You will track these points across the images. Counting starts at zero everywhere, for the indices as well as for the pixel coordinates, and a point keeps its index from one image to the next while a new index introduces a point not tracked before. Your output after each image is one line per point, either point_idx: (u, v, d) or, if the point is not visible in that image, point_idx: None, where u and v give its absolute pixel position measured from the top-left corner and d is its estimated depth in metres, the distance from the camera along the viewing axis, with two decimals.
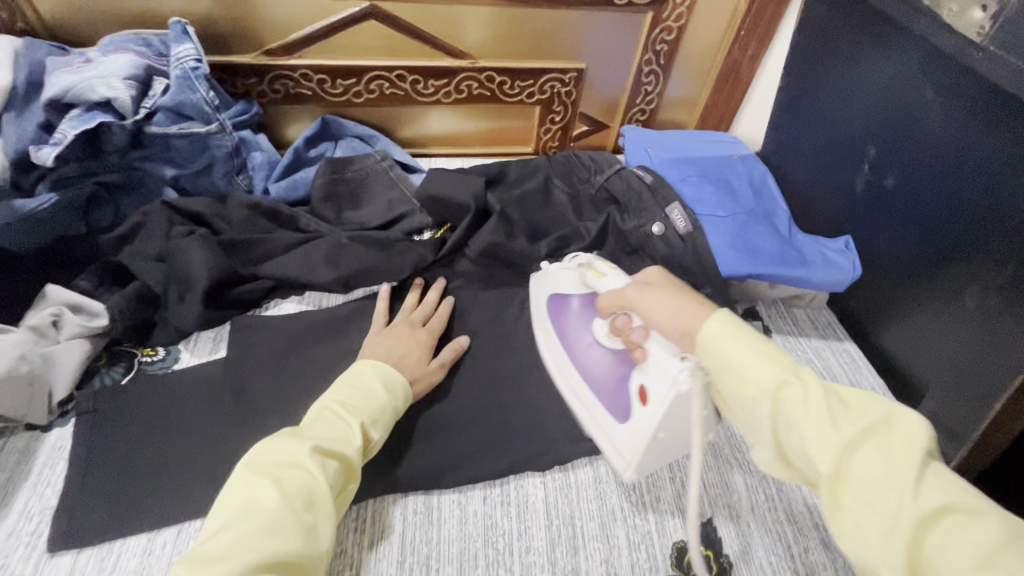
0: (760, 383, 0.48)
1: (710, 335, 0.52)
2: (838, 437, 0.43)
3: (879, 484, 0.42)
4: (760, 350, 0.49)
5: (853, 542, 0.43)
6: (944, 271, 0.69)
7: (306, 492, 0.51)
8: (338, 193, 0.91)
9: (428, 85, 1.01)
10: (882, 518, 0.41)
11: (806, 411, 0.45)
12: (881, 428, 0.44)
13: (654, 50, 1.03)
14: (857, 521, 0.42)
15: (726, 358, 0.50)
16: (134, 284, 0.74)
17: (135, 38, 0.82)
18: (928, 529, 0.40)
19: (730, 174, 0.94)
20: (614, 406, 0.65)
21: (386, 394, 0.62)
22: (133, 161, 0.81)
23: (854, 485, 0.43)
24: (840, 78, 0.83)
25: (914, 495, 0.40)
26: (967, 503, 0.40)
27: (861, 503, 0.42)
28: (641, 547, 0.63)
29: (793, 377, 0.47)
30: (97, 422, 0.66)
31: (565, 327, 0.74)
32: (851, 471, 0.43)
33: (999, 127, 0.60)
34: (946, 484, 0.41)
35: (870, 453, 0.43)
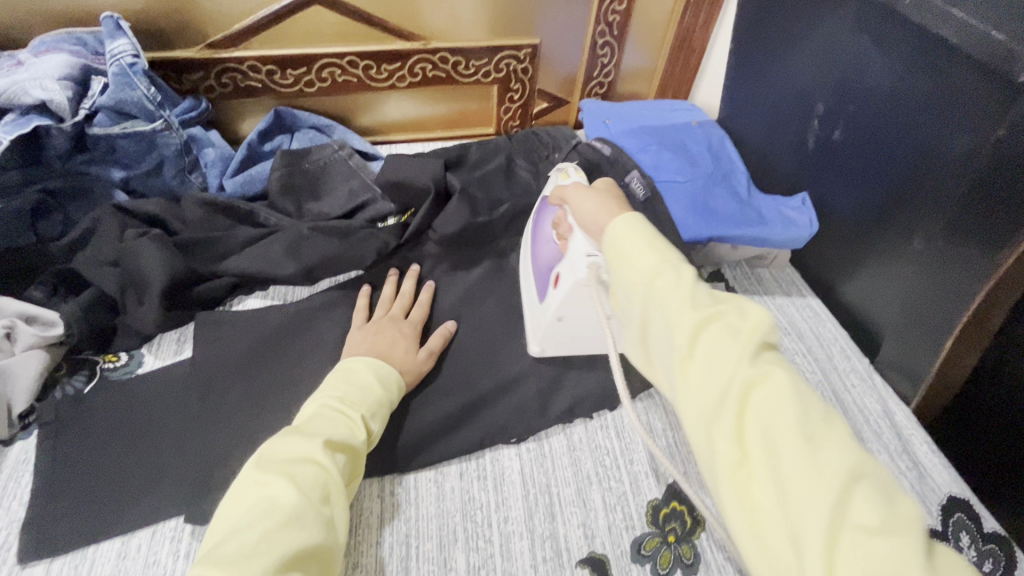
0: (639, 268, 0.48)
1: (615, 233, 0.52)
2: (696, 314, 0.45)
3: (722, 361, 0.43)
4: (652, 244, 0.50)
5: (689, 411, 0.44)
6: (895, 218, 0.70)
7: (320, 486, 0.51)
8: (296, 185, 0.89)
9: (381, 70, 0.98)
10: (717, 391, 0.42)
11: (674, 294, 0.46)
12: (735, 315, 0.46)
13: (607, 21, 1.02)
14: (694, 395, 0.44)
15: (623, 251, 0.51)
16: (89, 290, 0.72)
17: (70, 38, 0.80)
18: (752, 403, 0.41)
19: (688, 141, 0.94)
20: (540, 287, 0.73)
21: (383, 387, 0.63)
22: (78, 165, 0.79)
23: (699, 363, 0.44)
24: (786, 36, 0.84)
25: (750, 373, 0.42)
26: (793, 384, 0.42)
27: (702, 377, 0.43)
28: (617, 508, 0.64)
29: (669, 264, 0.48)
30: (62, 431, 0.65)
31: (537, 219, 0.77)
32: (700, 348, 0.44)
33: (930, 73, 0.61)
34: (777, 368, 0.43)
35: (721, 333, 0.44)
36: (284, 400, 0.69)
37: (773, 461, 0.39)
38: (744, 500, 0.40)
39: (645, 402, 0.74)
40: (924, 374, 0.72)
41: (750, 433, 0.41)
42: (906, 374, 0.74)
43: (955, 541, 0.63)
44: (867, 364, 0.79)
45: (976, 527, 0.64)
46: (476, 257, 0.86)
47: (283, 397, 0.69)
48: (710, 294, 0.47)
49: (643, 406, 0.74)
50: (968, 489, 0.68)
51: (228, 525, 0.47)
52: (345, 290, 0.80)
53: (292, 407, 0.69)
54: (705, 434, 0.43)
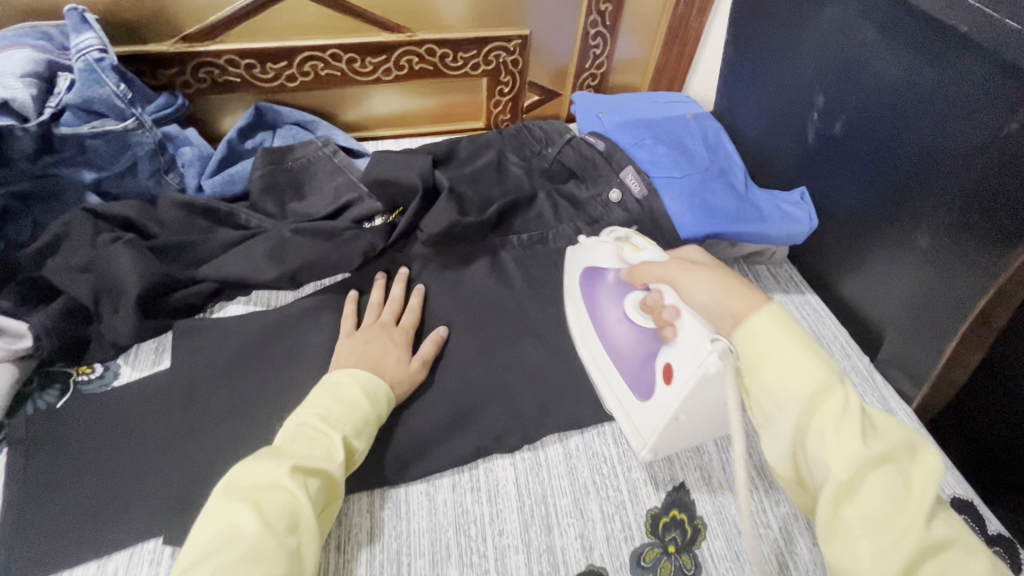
0: (800, 382, 0.46)
1: (761, 334, 0.49)
2: (867, 446, 0.43)
3: (888, 506, 0.41)
4: (813, 352, 0.47)
5: (842, 551, 0.42)
6: (898, 214, 0.68)
7: (287, 514, 0.50)
8: (279, 185, 0.86)
9: (365, 63, 0.95)
10: (886, 537, 0.40)
11: (838, 421, 0.44)
12: (905, 455, 0.44)
13: (600, 11, 0.98)
14: (853, 534, 0.42)
15: (772, 350, 0.48)
16: (60, 299, 0.69)
17: (33, 31, 0.75)
18: (927, 559, 0.39)
19: (684, 134, 0.92)
20: (637, 382, 0.63)
21: (368, 403, 0.60)
22: (47, 167, 0.75)
23: (859, 502, 0.42)
24: (785, 25, 0.81)
25: (925, 529, 0.40)
26: (970, 544, 0.40)
27: (863, 519, 0.41)
28: (615, 518, 0.62)
29: (833, 383, 0.46)
30: (33, 449, 0.62)
31: (595, 299, 0.71)
32: (862, 487, 0.42)
33: (938, 63, 0.59)
34: (952, 526, 0.41)
35: (889, 474, 0.42)
36: (268, 411, 0.66)
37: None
38: None
39: None
40: (927, 374, 0.70)
41: None
42: (909, 373, 0.73)
43: None
44: (868, 363, 0.78)
45: (980, 529, 0.63)
46: (466, 257, 0.83)
47: (267, 408, 0.67)
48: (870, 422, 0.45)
49: None
50: (971, 490, 0.66)
51: (194, 551, 0.47)
52: (331, 293, 0.77)
53: (276, 419, 0.66)
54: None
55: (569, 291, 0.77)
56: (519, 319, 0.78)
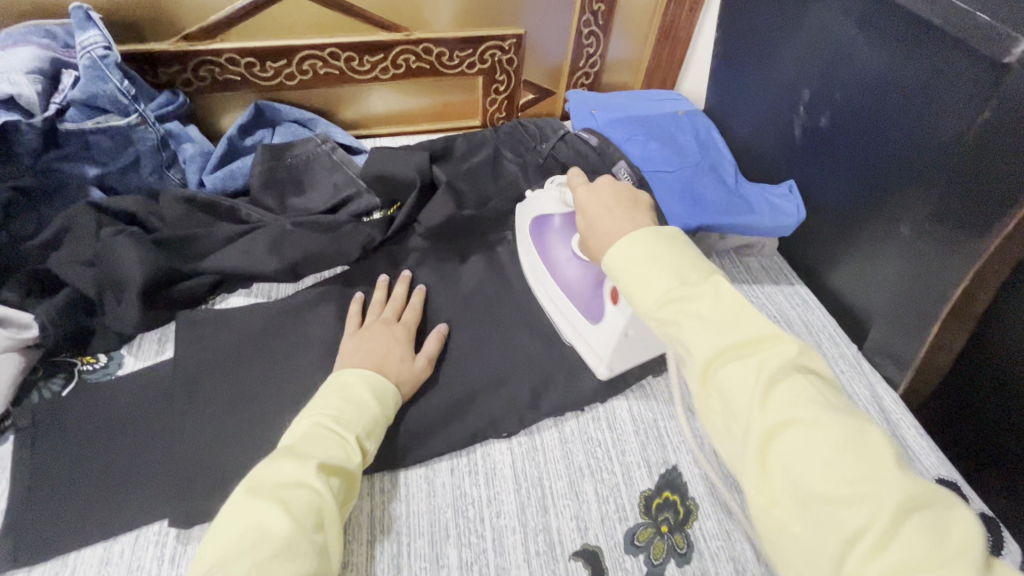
0: (646, 298, 0.48)
1: (613, 254, 0.51)
2: (712, 344, 0.44)
3: (739, 399, 0.43)
4: (658, 260, 0.48)
5: (722, 443, 0.45)
6: (881, 204, 0.71)
7: (313, 512, 0.50)
8: (279, 180, 0.87)
9: (363, 61, 0.97)
10: (739, 423, 0.43)
11: (682, 329, 0.46)
12: (758, 346, 0.44)
13: (592, 11, 1.01)
14: (722, 426, 0.45)
15: (628, 268, 0.49)
16: (65, 291, 0.70)
17: (37, 30, 0.76)
18: (780, 439, 0.41)
19: (675, 130, 0.94)
20: (590, 308, 0.72)
21: (377, 404, 0.61)
22: (51, 163, 0.77)
23: (716, 394, 0.44)
24: (772, 24, 0.83)
25: (771, 418, 0.41)
26: (822, 413, 0.41)
27: (723, 415, 0.44)
28: (610, 499, 0.64)
29: (679, 287, 0.47)
30: (38, 436, 0.64)
31: (545, 243, 0.77)
32: (717, 387, 0.44)
33: (915, 57, 0.61)
34: (806, 398, 0.42)
35: (734, 370, 0.43)
36: (270, 398, 0.68)
37: (808, 508, 0.39)
38: (780, 543, 0.40)
39: (635, 395, 0.74)
40: (911, 359, 0.72)
41: (778, 476, 0.40)
42: (895, 360, 0.75)
43: None
44: (854, 351, 0.80)
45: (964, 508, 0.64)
46: (464, 250, 0.85)
47: (269, 395, 0.68)
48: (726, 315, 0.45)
49: (635, 397, 0.73)
50: (956, 472, 0.68)
51: (221, 553, 0.46)
52: (331, 285, 0.79)
53: (278, 407, 0.67)
54: (737, 468, 0.44)
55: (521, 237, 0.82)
56: (516, 310, 0.80)
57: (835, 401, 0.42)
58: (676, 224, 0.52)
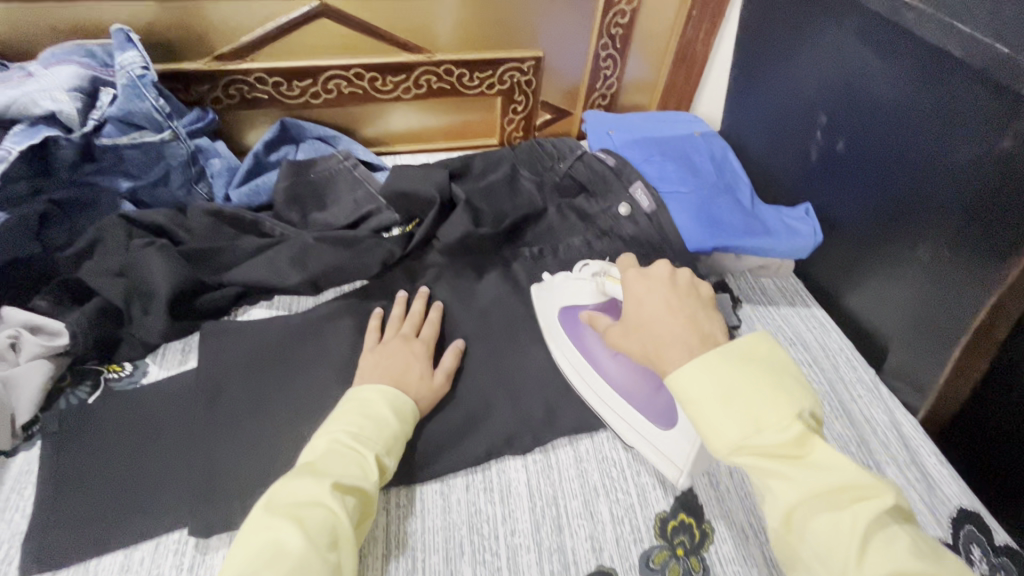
0: (724, 436, 0.47)
1: (685, 382, 0.50)
2: (797, 490, 0.45)
3: (830, 545, 0.43)
4: (734, 398, 0.48)
5: None
6: (898, 229, 0.71)
7: (329, 531, 0.51)
8: (302, 195, 0.89)
9: (386, 81, 1.00)
10: (834, 574, 0.43)
11: (770, 472, 0.46)
12: (848, 489, 0.44)
13: (610, 35, 1.03)
14: (811, 572, 0.45)
15: (702, 405, 0.49)
16: (95, 301, 0.72)
17: (79, 49, 0.80)
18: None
19: (691, 152, 0.95)
20: (659, 412, 0.67)
21: (395, 420, 0.62)
22: (85, 176, 0.80)
23: (803, 537, 0.44)
24: (788, 49, 0.85)
25: (869, 569, 0.41)
26: (925, 572, 0.40)
27: (813, 557, 0.44)
28: (625, 520, 0.64)
29: (760, 431, 0.47)
30: (64, 442, 0.65)
31: (581, 335, 0.74)
32: (804, 527, 0.44)
33: (933, 85, 0.62)
34: (905, 552, 0.41)
35: (821, 512, 0.44)
36: (288, 410, 0.69)
37: None
38: None
39: None
40: (932, 385, 0.72)
41: None
42: (915, 385, 0.74)
43: (966, 554, 0.62)
44: (872, 375, 0.79)
45: (988, 540, 0.63)
46: (481, 267, 0.86)
47: (288, 408, 0.69)
48: (813, 461, 0.46)
49: None
50: (977, 502, 0.67)
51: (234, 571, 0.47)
52: (350, 299, 0.80)
53: (297, 419, 0.68)
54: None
55: (550, 329, 0.76)
56: (532, 327, 0.80)
57: (931, 551, 0.42)
58: (755, 351, 0.51)
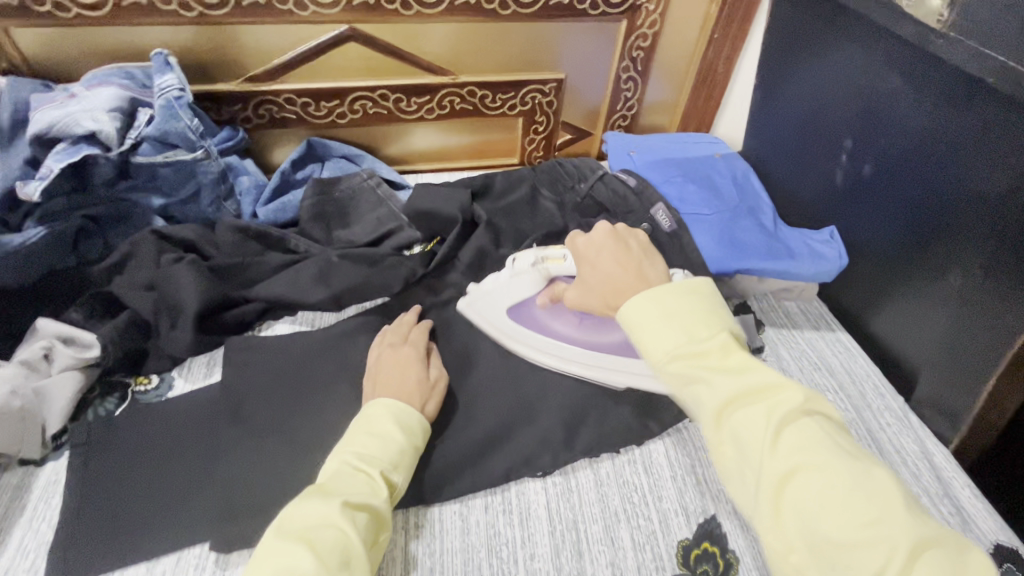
0: (658, 350, 0.51)
1: (628, 308, 0.54)
2: (721, 393, 0.47)
3: (750, 441, 0.46)
4: (668, 316, 0.52)
5: (735, 488, 0.48)
6: (928, 254, 0.70)
7: (340, 551, 0.50)
8: (327, 212, 0.91)
9: (411, 102, 1.02)
10: (753, 469, 0.45)
11: (698, 380, 0.49)
12: (766, 392, 0.47)
13: (631, 58, 1.04)
14: (736, 471, 0.47)
15: (641, 323, 0.53)
16: (125, 314, 0.74)
17: (119, 72, 0.83)
18: (793, 483, 0.43)
19: (713, 173, 0.95)
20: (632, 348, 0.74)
21: (403, 434, 0.62)
22: (119, 193, 0.82)
23: (728, 437, 0.47)
24: (812, 72, 0.85)
25: (785, 462, 0.44)
26: (834, 461, 0.43)
27: (735, 455, 0.47)
28: (647, 548, 0.62)
29: (689, 343, 0.50)
30: (91, 453, 0.66)
31: (537, 320, 0.78)
32: (729, 429, 0.47)
33: (964, 111, 0.61)
34: (817, 444, 0.44)
35: (744, 413, 0.47)
36: (310, 426, 0.69)
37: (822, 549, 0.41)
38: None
39: (673, 438, 0.72)
40: (965, 415, 0.70)
41: (795, 517, 0.43)
42: (947, 414, 0.72)
43: None
44: (901, 403, 0.77)
45: None
46: None
47: (309, 424, 0.69)
48: (736, 368, 0.49)
49: (672, 441, 0.72)
50: (1016, 538, 0.64)
51: None
52: (371, 316, 0.81)
53: (316, 436, 0.68)
54: (750, 508, 0.46)
55: (509, 332, 0.77)
56: None
57: (844, 443, 0.45)
58: (692, 282, 0.55)
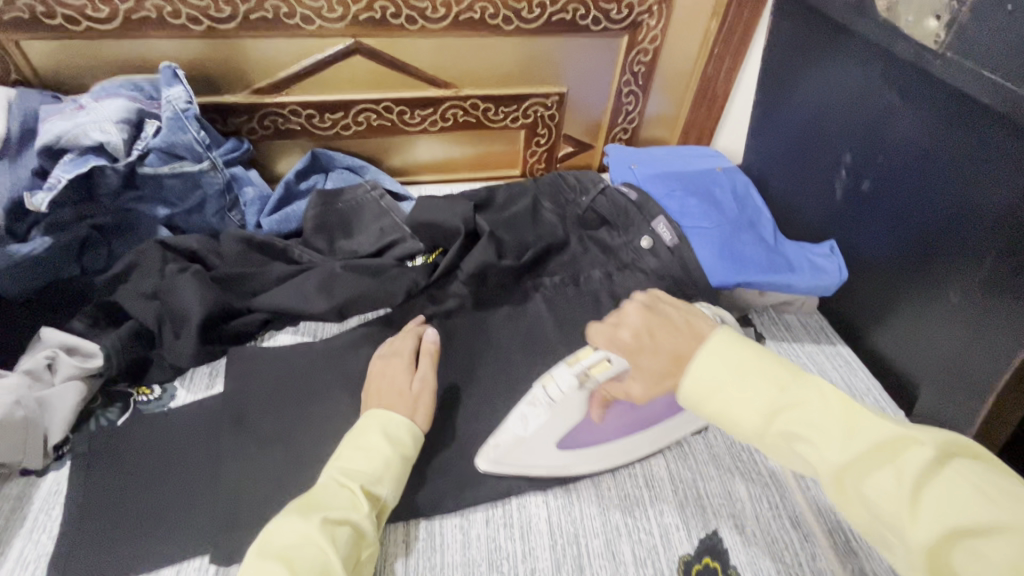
0: (747, 418, 0.50)
1: (693, 376, 0.52)
2: (834, 455, 0.45)
3: (883, 507, 0.42)
4: (743, 372, 0.51)
5: (891, 556, 0.44)
6: (927, 270, 0.70)
7: (319, 569, 0.50)
8: (330, 223, 0.92)
9: (414, 115, 1.03)
10: (898, 537, 0.42)
11: (806, 443, 0.47)
12: (883, 445, 0.43)
13: (633, 72, 1.05)
14: (882, 537, 0.44)
15: (718, 386, 0.51)
16: (129, 323, 0.75)
17: (128, 83, 0.85)
18: (954, 552, 0.39)
19: (714, 187, 0.96)
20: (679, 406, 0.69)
21: (389, 446, 0.61)
22: (126, 203, 0.83)
23: (860, 503, 0.44)
24: (811, 88, 0.86)
25: (934, 529, 0.40)
26: (988, 518, 0.38)
27: (875, 521, 0.43)
28: (648, 562, 0.62)
29: (778, 401, 0.48)
30: (92, 463, 0.66)
31: (587, 438, 0.67)
32: (856, 494, 0.44)
33: (961, 130, 0.62)
34: (964, 497, 0.39)
35: (868, 475, 0.43)
36: (311, 437, 0.69)
37: None
38: None
39: (674, 451, 0.72)
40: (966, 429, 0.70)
41: None
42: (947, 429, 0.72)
43: None
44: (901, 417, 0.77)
45: None
46: (503, 298, 0.86)
47: (311, 435, 0.70)
48: (845, 424, 0.45)
49: (673, 455, 0.72)
50: None
51: None
52: (374, 327, 0.81)
53: (318, 447, 0.68)
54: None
55: (562, 466, 0.67)
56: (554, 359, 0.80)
57: (999, 489, 0.39)
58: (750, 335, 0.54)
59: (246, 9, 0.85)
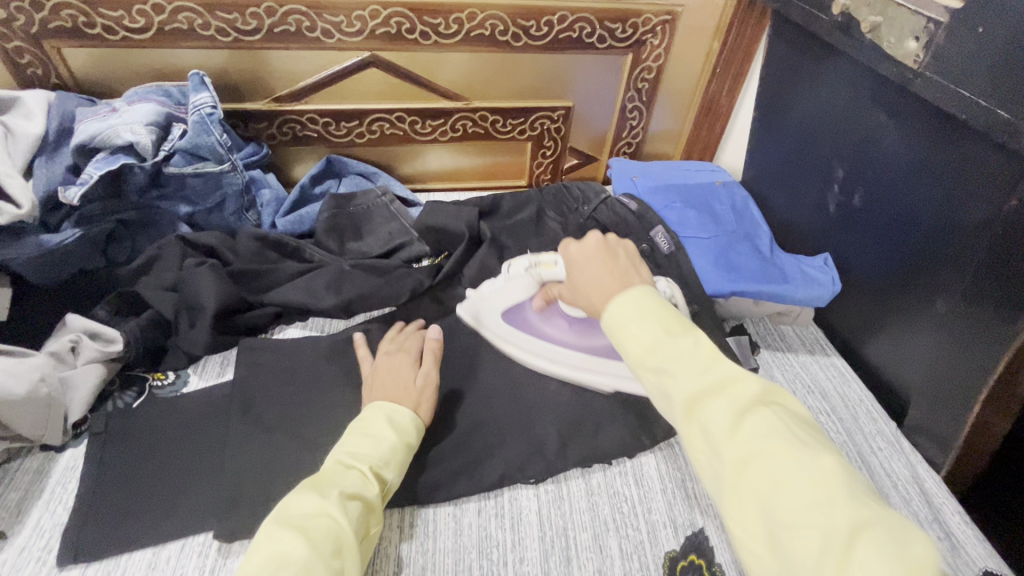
0: (632, 346, 0.47)
1: (615, 311, 0.50)
2: (688, 384, 0.44)
3: (716, 435, 0.42)
4: (642, 312, 0.48)
5: (708, 481, 0.44)
6: (916, 282, 0.72)
7: (332, 539, 0.53)
8: (341, 225, 0.96)
9: (425, 124, 1.08)
10: (716, 461, 0.42)
11: (667, 375, 0.45)
12: (729, 381, 0.44)
13: (637, 88, 1.09)
14: (704, 462, 0.44)
15: (624, 322, 0.49)
16: (148, 313, 0.79)
17: (157, 89, 0.90)
18: (750, 476, 0.40)
19: (712, 200, 0.98)
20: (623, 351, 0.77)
21: (396, 433, 0.64)
22: (150, 201, 0.88)
23: (699, 431, 0.43)
24: (805, 106, 0.89)
25: (745, 454, 0.40)
26: (792, 452, 0.40)
27: (706, 449, 0.43)
28: (634, 557, 0.64)
29: (661, 336, 0.47)
30: (107, 441, 0.70)
31: (532, 325, 0.80)
32: (696, 423, 0.43)
33: (945, 146, 0.65)
34: (775, 434, 0.41)
35: (711, 405, 0.43)
36: (314, 424, 0.72)
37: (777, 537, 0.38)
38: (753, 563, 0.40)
39: (664, 452, 0.74)
40: (953, 438, 0.71)
41: (759, 509, 0.39)
42: (937, 439, 0.73)
43: None
44: (894, 428, 0.78)
45: None
46: None
47: (313, 423, 0.73)
48: (701, 360, 0.45)
49: (663, 455, 0.74)
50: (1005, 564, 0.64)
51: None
52: (378, 324, 0.84)
53: (319, 435, 0.71)
54: (716, 497, 0.43)
55: (501, 335, 0.80)
56: None
57: (801, 432, 0.41)
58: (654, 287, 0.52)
59: (271, 23, 0.90)
